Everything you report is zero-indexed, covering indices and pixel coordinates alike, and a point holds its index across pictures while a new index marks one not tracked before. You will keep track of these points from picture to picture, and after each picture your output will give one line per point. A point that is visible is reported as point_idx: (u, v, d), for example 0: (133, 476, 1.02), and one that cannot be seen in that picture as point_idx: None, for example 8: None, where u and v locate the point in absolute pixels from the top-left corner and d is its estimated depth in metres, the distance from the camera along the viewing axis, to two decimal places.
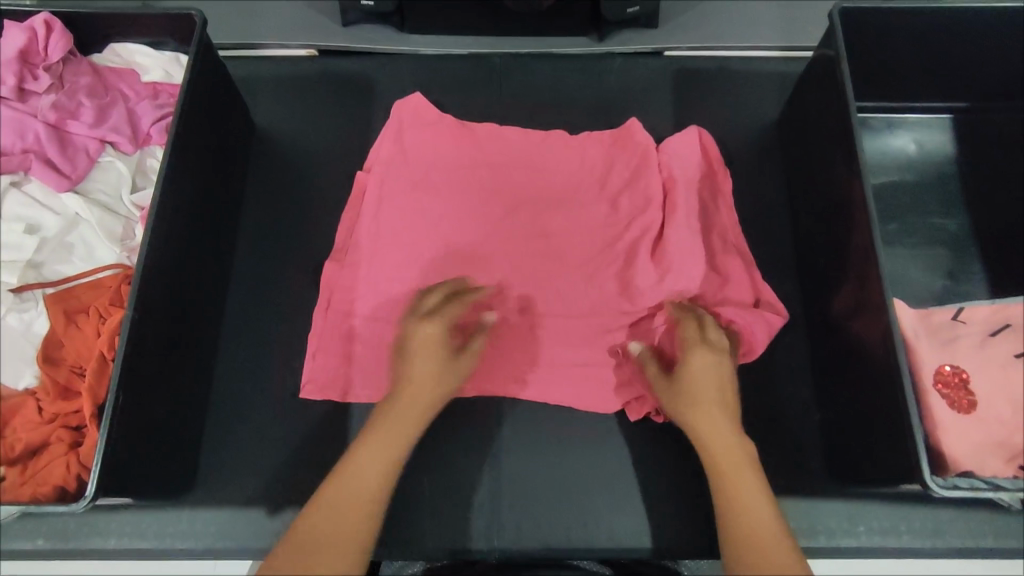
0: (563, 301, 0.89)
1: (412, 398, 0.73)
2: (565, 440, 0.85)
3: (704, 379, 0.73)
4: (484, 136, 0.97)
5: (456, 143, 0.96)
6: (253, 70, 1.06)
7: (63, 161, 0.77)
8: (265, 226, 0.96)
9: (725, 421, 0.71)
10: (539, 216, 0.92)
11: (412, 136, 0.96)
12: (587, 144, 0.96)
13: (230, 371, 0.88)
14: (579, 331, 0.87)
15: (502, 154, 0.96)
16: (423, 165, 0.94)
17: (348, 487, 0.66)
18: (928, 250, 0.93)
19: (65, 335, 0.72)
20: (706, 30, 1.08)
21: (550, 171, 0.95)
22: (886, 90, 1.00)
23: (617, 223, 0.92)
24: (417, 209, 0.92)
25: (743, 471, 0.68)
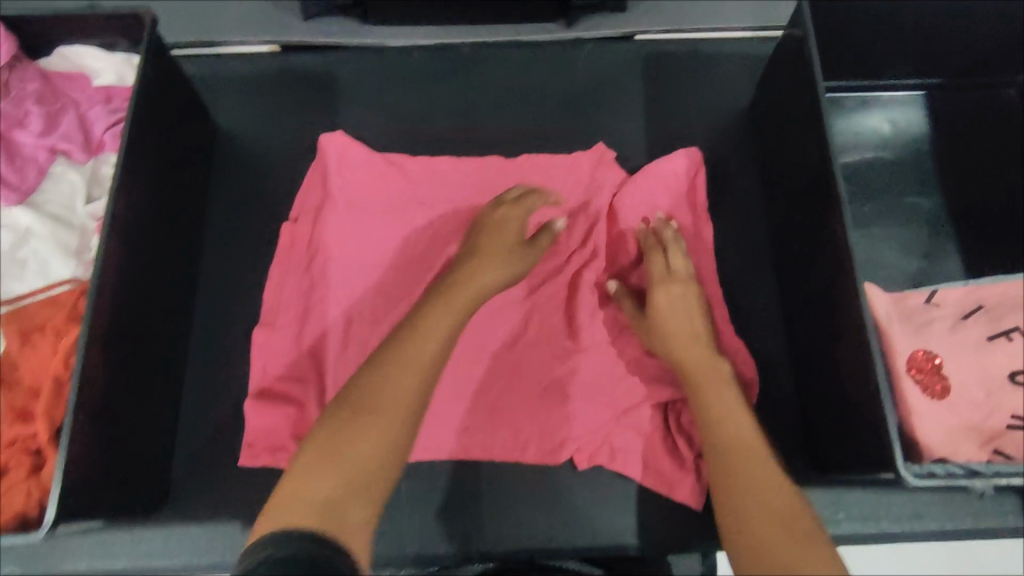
0: (509, 334, 0.87)
1: (461, 294, 0.79)
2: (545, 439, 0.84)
3: (671, 310, 0.78)
4: (416, 170, 0.95)
5: (385, 184, 0.94)
6: (213, 69, 1.03)
7: (12, 175, 0.76)
8: (231, 231, 0.94)
9: (698, 349, 0.76)
10: None
11: (348, 171, 0.94)
12: (523, 170, 0.94)
13: (201, 382, 0.87)
14: (551, 327, 0.87)
15: (435, 194, 0.94)
16: (358, 207, 0.93)
17: (366, 425, 0.66)
18: (905, 231, 0.93)
19: (19, 357, 0.70)
20: (677, 12, 1.05)
21: (488, 209, 0.94)
22: (859, 70, 0.98)
23: (562, 249, 0.90)
24: (356, 246, 0.91)
25: (722, 389, 0.73)
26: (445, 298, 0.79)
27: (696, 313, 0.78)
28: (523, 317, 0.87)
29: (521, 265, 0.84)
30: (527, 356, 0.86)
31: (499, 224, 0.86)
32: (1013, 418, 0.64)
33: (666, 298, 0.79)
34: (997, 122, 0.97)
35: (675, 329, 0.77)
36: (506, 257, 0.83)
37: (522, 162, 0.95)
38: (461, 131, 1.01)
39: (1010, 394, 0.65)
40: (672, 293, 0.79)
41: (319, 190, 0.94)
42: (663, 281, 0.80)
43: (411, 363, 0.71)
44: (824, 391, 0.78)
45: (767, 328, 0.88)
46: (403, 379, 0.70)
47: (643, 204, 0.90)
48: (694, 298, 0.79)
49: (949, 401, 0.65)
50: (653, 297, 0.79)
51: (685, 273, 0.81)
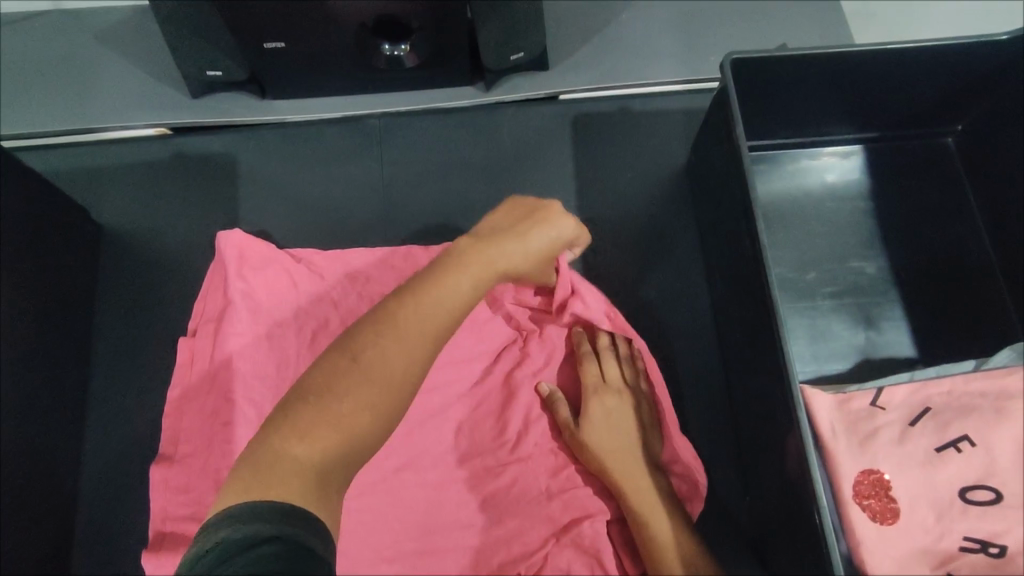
0: (434, 443, 0.79)
1: (483, 262, 0.69)
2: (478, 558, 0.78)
3: (608, 426, 0.78)
4: (327, 267, 0.87)
5: (294, 286, 0.85)
6: (93, 158, 0.92)
7: None
8: (125, 348, 0.86)
9: (635, 466, 0.77)
10: None
11: (252, 275, 0.84)
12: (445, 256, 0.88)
13: (96, 524, 0.79)
14: (481, 434, 0.80)
15: (350, 292, 0.86)
16: (261, 314, 0.84)
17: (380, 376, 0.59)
18: (849, 299, 0.88)
19: None
20: (603, 67, 0.98)
21: None
22: (796, 126, 0.92)
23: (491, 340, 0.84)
24: (263, 359, 0.82)
25: (660, 512, 0.74)
26: (472, 262, 0.69)
27: (630, 427, 0.79)
28: (449, 425, 0.80)
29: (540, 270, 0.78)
30: (457, 469, 0.79)
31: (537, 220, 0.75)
32: (964, 540, 0.61)
33: (602, 414, 0.78)
34: (938, 175, 0.93)
35: (609, 446, 0.77)
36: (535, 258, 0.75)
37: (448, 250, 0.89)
38: (377, 215, 0.93)
39: (959, 514, 0.61)
40: (606, 407, 0.79)
41: (218, 296, 0.84)
42: (599, 393, 0.79)
43: (414, 329, 0.62)
44: (772, 497, 0.73)
45: (714, 416, 0.84)
46: (411, 342, 0.61)
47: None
48: (628, 411, 0.79)
49: (899, 524, 0.62)
50: (590, 412, 0.78)
51: (620, 383, 0.80)
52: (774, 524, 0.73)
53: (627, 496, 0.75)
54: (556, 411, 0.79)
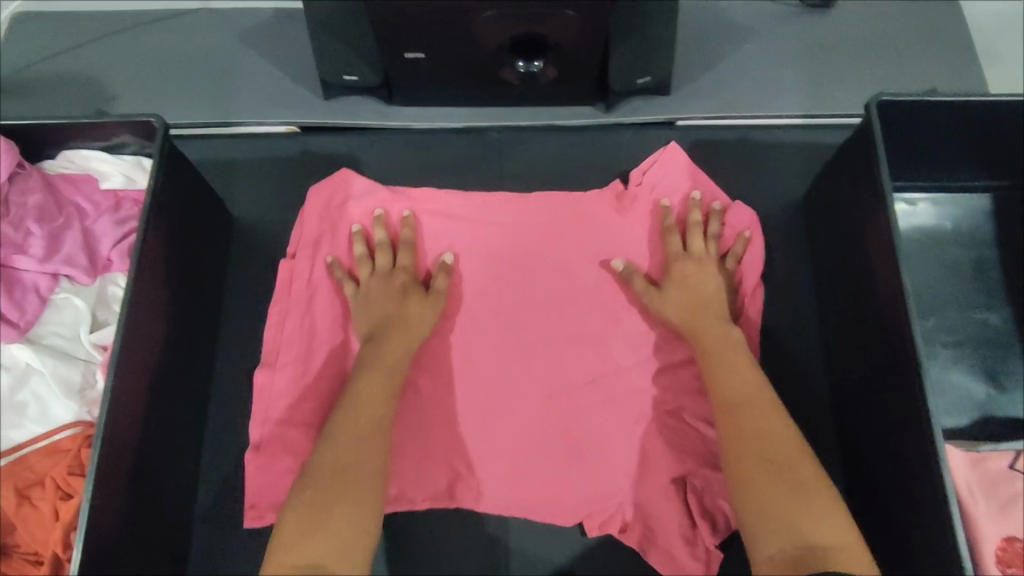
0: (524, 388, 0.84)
1: (389, 355, 0.77)
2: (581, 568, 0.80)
3: (686, 279, 0.83)
4: (425, 203, 0.90)
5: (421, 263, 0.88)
6: (227, 150, 0.97)
7: (10, 308, 0.68)
8: (247, 334, 0.89)
9: (713, 322, 0.79)
10: (523, 340, 0.86)
11: (357, 210, 0.89)
12: (542, 204, 0.91)
13: (213, 504, 0.81)
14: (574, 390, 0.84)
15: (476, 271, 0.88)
16: None
17: (343, 455, 0.67)
18: (969, 351, 0.86)
19: (16, 517, 0.62)
20: (724, 96, 0.98)
21: (537, 286, 0.88)
22: (925, 169, 0.91)
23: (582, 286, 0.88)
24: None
25: (744, 368, 0.76)
26: (374, 368, 0.76)
27: (713, 287, 0.82)
28: (540, 379, 0.84)
29: (431, 314, 0.82)
30: (561, 435, 0.82)
31: (390, 285, 0.82)
32: None
33: (679, 271, 0.83)
34: None
35: (686, 300, 0.81)
36: (413, 321, 0.80)
37: (577, 238, 0.90)
38: None
39: None
40: (684, 267, 0.84)
41: (319, 222, 0.89)
42: (678, 260, 0.84)
43: (354, 433, 0.69)
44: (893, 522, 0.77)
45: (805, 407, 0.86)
46: (363, 436, 0.69)
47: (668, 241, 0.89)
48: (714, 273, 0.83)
49: None
50: (669, 276, 0.84)
51: (700, 253, 0.85)
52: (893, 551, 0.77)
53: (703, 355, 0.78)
54: (633, 280, 0.84)
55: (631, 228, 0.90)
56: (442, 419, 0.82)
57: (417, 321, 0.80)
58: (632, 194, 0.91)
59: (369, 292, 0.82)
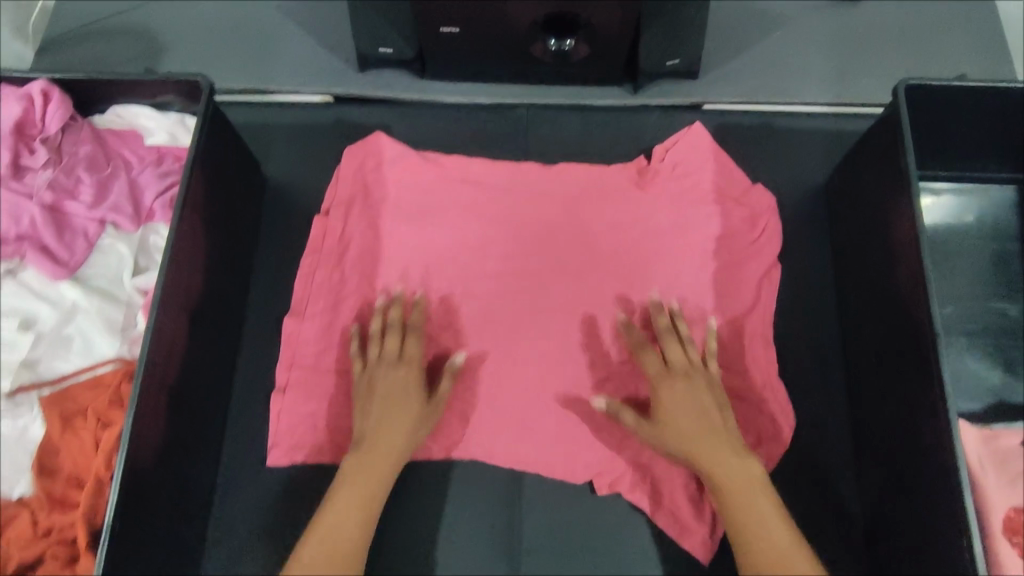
0: (540, 349, 0.88)
1: (384, 443, 0.75)
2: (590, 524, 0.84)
3: (676, 411, 0.76)
4: (456, 171, 0.95)
5: (451, 228, 0.92)
6: (264, 116, 1.00)
7: (60, 249, 0.71)
8: (277, 291, 0.92)
9: (711, 409, 0.76)
10: (546, 303, 0.90)
11: (394, 173, 0.94)
12: (568, 177, 0.95)
13: (241, 449, 0.86)
14: (590, 353, 0.88)
15: (503, 237, 0.93)
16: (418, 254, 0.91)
17: (343, 508, 0.72)
18: (988, 340, 0.86)
19: (60, 443, 0.65)
20: (749, 81, 1.00)
21: (561, 251, 0.92)
22: (948, 159, 0.91)
23: (603, 255, 0.92)
24: (395, 247, 0.91)
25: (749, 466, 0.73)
26: (364, 474, 0.74)
27: (706, 409, 0.75)
28: (558, 343, 0.88)
29: (432, 417, 0.79)
30: (579, 395, 0.87)
31: (394, 380, 0.78)
32: None
33: (679, 396, 0.76)
34: None
35: (685, 424, 0.75)
36: (410, 429, 0.76)
37: (599, 208, 0.94)
38: None
39: None
40: (673, 393, 0.77)
41: (354, 183, 0.94)
42: (663, 380, 0.78)
43: (361, 484, 0.73)
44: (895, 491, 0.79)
45: (812, 380, 0.90)
46: (361, 494, 0.73)
47: (688, 216, 0.92)
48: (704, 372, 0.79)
49: None
50: (664, 395, 0.77)
51: (688, 364, 0.79)
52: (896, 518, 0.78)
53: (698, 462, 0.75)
54: (623, 418, 0.79)
55: (651, 201, 0.94)
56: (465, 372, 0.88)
57: (410, 430, 0.76)
58: (655, 169, 0.95)
59: (361, 405, 0.78)
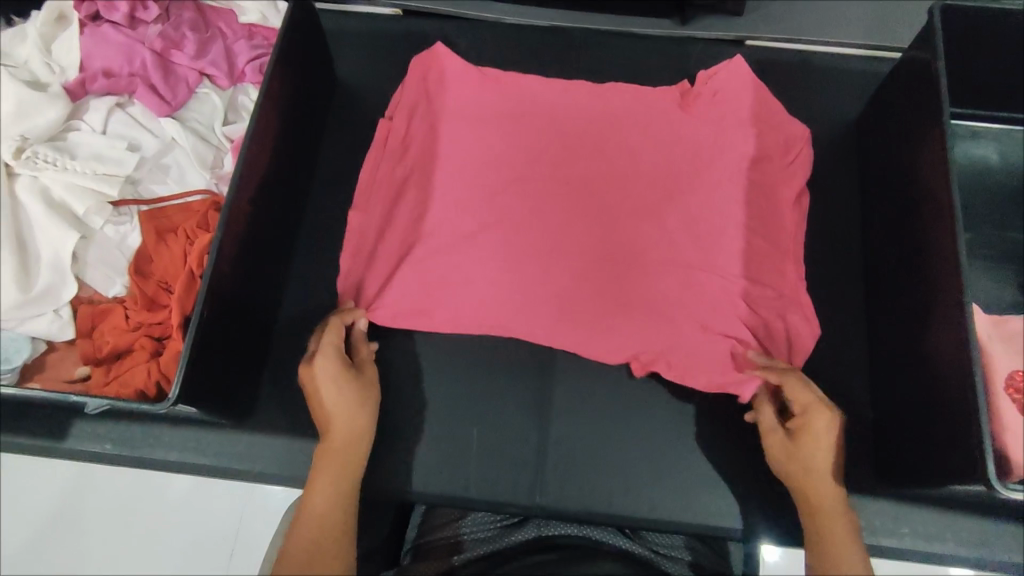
0: (580, 250, 0.90)
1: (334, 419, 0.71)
2: (618, 400, 0.88)
3: (822, 446, 0.70)
4: (510, 82, 0.97)
5: (494, 130, 0.95)
6: (338, 24, 1.09)
7: (165, 88, 0.79)
8: (339, 174, 0.99)
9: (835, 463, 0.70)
10: (579, 209, 0.92)
11: (456, 82, 0.97)
12: (614, 94, 0.98)
13: (295, 307, 0.91)
14: (630, 258, 0.89)
15: (543, 144, 0.95)
16: (461, 150, 0.93)
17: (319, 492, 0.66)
18: (1003, 263, 0.91)
19: (153, 252, 0.73)
20: (791, 21, 1.07)
21: (600, 162, 0.94)
22: (976, 98, 0.97)
23: (640, 170, 0.93)
24: (451, 146, 0.93)
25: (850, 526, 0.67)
26: (330, 451, 0.69)
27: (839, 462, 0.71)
28: (599, 245, 0.90)
29: (370, 387, 0.75)
30: (603, 294, 0.88)
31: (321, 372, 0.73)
32: None
33: (826, 431, 0.70)
34: None
35: (824, 464, 0.69)
36: (352, 397, 0.72)
37: (641, 125, 0.96)
38: None
39: None
40: (826, 430, 0.70)
41: (418, 91, 0.98)
42: (815, 409, 0.70)
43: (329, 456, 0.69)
44: (907, 385, 0.81)
45: (838, 298, 0.93)
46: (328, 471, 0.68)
47: (728, 136, 0.94)
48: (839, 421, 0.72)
49: None
50: (808, 428, 0.70)
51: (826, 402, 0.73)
52: (909, 413, 0.80)
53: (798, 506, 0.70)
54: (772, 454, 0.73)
55: (689, 120, 0.96)
56: (495, 261, 0.89)
57: (352, 404, 0.72)
58: (696, 93, 0.97)
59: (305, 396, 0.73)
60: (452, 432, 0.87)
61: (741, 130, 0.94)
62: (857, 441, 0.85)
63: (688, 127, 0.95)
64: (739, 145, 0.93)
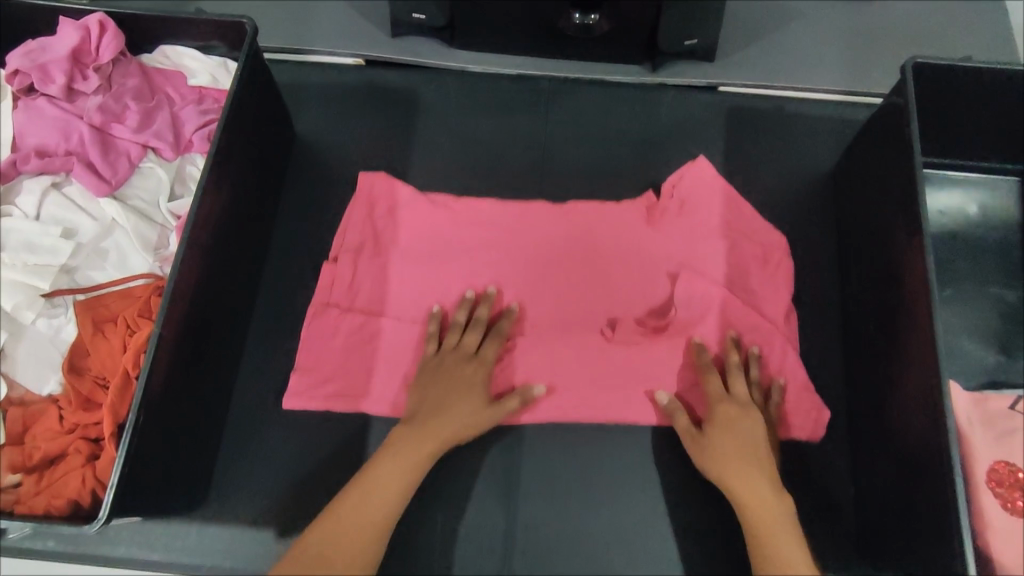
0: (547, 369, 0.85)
1: (440, 423, 0.77)
2: (588, 474, 0.84)
3: (733, 433, 0.76)
4: (463, 213, 0.91)
5: (450, 259, 0.89)
6: (298, 76, 1.05)
7: (104, 166, 0.75)
8: (298, 236, 0.95)
9: (758, 476, 0.74)
10: (542, 338, 0.87)
11: (403, 212, 0.91)
12: (573, 219, 0.92)
13: (249, 384, 0.86)
14: (603, 399, 0.84)
15: (502, 274, 0.89)
16: (415, 280, 0.89)
17: (375, 495, 0.72)
18: (985, 322, 0.89)
19: (89, 345, 0.69)
20: (766, 67, 1.03)
21: (566, 293, 0.89)
22: (953, 147, 0.94)
23: (607, 295, 0.89)
24: (405, 291, 0.88)
25: (779, 520, 0.70)
26: (422, 445, 0.76)
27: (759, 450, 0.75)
28: (570, 384, 0.85)
29: (487, 420, 0.79)
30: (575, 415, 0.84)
31: (458, 379, 0.80)
32: None
33: (734, 421, 0.77)
34: None
35: (732, 450, 0.75)
36: (474, 416, 0.78)
37: (603, 245, 0.90)
38: (535, 165, 1.01)
39: None
40: (729, 414, 0.78)
41: (362, 230, 0.90)
42: (721, 402, 0.79)
43: (418, 454, 0.75)
44: (884, 466, 0.79)
45: (818, 361, 0.89)
46: (410, 468, 0.74)
47: (700, 249, 0.89)
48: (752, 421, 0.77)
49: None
50: (716, 420, 0.78)
51: (745, 401, 0.79)
52: (888, 495, 0.77)
53: (744, 503, 0.72)
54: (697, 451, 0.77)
55: (657, 232, 0.91)
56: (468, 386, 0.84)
57: (467, 426, 0.78)
58: (663, 207, 0.92)
59: (436, 369, 0.81)
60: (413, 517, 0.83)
61: (709, 198, 0.92)
62: (839, 519, 0.82)
63: (653, 241, 0.90)
64: (709, 220, 0.91)
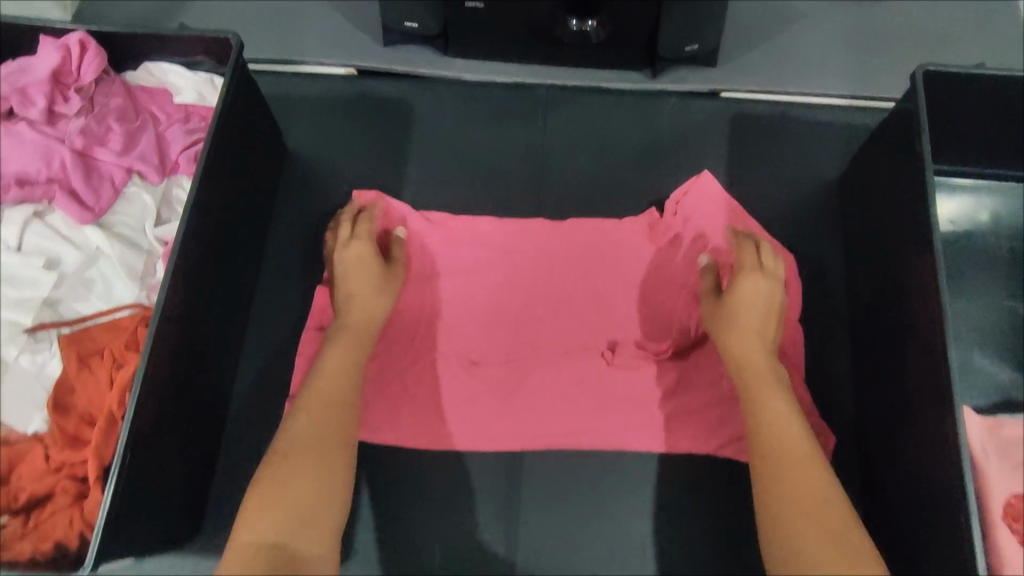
0: (549, 394, 0.84)
1: (359, 308, 0.80)
2: (592, 495, 0.82)
3: (749, 305, 0.76)
4: (460, 232, 0.91)
5: (451, 283, 0.89)
6: (288, 87, 1.02)
7: (86, 192, 0.73)
8: (290, 256, 0.92)
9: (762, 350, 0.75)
10: (546, 362, 0.86)
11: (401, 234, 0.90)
12: (572, 235, 0.91)
13: (244, 410, 0.85)
14: (608, 424, 0.83)
15: (504, 295, 0.88)
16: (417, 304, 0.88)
17: (318, 409, 0.71)
18: (998, 335, 0.86)
19: (75, 381, 0.67)
20: (769, 71, 1.00)
21: (569, 313, 0.88)
22: (964, 153, 0.91)
23: (610, 314, 0.87)
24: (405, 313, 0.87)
25: (774, 395, 0.71)
26: (348, 338, 0.78)
27: (773, 313, 0.77)
28: (573, 409, 0.84)
29: (394, 287, 0.83)
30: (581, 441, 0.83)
31: (353, 262, 0.82)
32: None
33: (753, 291, 0.77)
34: None
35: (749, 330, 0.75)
36: (378, 291, 0.81)
37: (605, 264, 0.89)
38: (533, 178, 0.98)
39: None
40: (756, 285, 0.77)
41: None
42: (753, 273, 0.78)
43: (344, 347, 0.77)
44: (895, 491, 0.77)
45: (825, 378, 0.87)
46: (342, 365, 0.75)
47: None
48: (774, 297, 0.77)
49: None
50: (739, 288, 0.77)
51: (775, 272, 0.79)
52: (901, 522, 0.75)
53: (749, 384, 0.73)
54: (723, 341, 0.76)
55: (659, 249, 0.90)
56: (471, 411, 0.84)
57: (378, 296, 0.81)
58: (666, 225, 0.91)
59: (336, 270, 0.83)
60: (413, 545, 0.80)
61: (711, 216, 0.90)
62: None
63: (658, 261, 0.89)
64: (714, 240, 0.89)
